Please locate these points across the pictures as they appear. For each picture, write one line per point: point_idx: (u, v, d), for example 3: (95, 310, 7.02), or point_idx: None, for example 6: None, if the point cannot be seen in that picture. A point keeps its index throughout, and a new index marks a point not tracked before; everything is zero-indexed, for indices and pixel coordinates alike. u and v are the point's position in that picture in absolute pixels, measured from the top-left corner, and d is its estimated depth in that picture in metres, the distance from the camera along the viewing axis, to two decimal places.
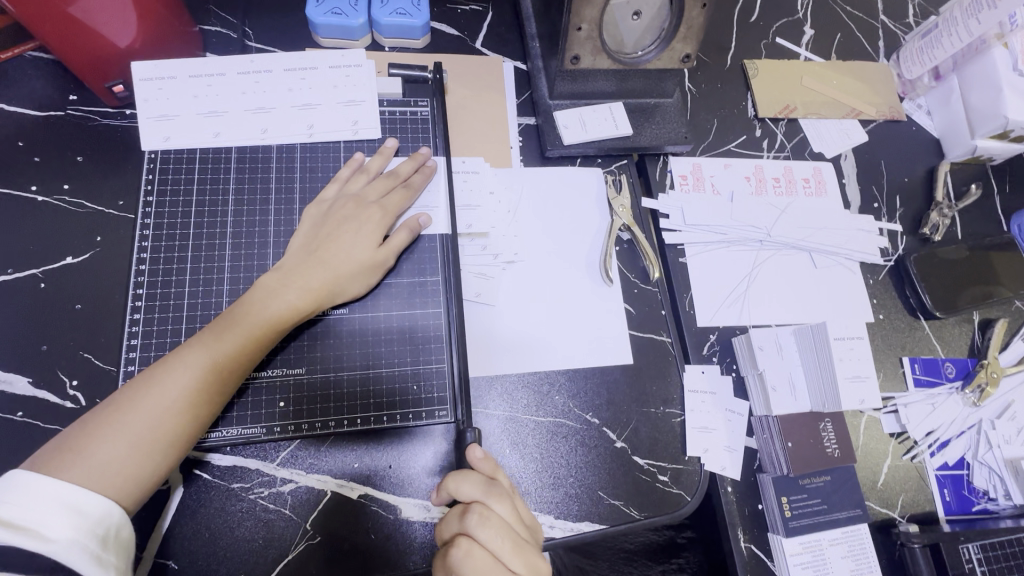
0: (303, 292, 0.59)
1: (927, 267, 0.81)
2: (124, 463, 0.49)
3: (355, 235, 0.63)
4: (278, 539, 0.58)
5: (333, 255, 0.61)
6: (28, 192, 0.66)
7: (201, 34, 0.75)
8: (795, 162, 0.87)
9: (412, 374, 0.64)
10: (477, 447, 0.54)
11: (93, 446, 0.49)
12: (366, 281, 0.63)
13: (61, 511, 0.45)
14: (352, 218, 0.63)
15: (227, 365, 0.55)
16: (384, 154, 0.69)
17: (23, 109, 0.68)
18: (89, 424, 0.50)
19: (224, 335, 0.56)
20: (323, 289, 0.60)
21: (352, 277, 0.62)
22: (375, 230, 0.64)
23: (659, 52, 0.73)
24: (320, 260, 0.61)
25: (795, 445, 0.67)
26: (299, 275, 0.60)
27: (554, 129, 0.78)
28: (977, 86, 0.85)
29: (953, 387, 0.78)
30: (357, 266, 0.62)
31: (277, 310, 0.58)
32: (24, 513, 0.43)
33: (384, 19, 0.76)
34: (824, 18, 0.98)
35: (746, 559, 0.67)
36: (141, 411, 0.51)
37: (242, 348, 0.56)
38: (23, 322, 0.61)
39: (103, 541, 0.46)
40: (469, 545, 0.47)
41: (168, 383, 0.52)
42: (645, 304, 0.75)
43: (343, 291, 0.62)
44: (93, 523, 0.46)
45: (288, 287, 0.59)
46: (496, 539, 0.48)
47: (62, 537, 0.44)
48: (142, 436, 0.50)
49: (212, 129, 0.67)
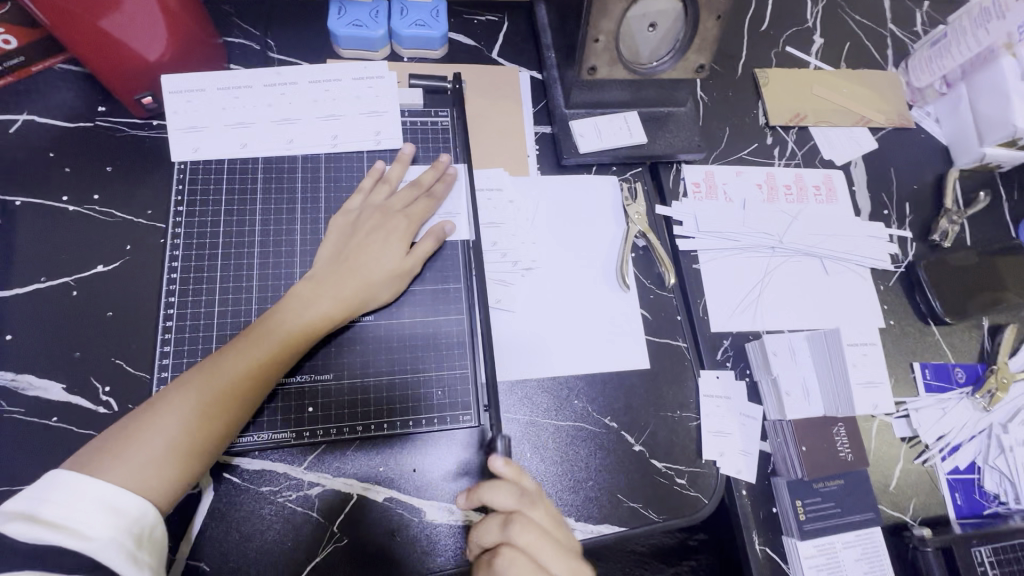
0: (335, 301, 0.61)
1: (937, 273, 0.82)
2: (160, 464, 0.50)
3: (384, 247, 0.64)
4: (306, 540, 0.60)
5: (364, 263, 0.63)
6: (60, 202, 0.67)
7: (225, 46, 0.77)
8: (806, 170, 0.88)
9: (436, 380, 0.66)
10: (498, 457, 0.52)
11: (131, 447, 0.50)
12: (393, 288, 0.65)
13: (100, 511, 0.46)
14: (381, 230, 0.65)
15: (260, 371, 0.57)
16: (405, 164, 0.70)
17: (53, 121, 0.70)
18: (127, 427, 0.52)
19: (258, 342, 0.57)
20: (353, 299, 0.62)
21: (380, 284, 0.63)
22: (401, 240, 0.65)
23: (673, 63, 0.75)
24: (350, 268, 0.63)
25: (810, 449, 0.68)
26: (330, 283, 0.61)
27: (570, 138, 0.79)
28: (985, 95, 0.86)
29: (964, 391, 0.79)
30: (386, 273, 0.64)
31: (309, 319, 0.60)
32: (64, 513, 0.45)
33: (404, 30, 0.77)
34: (833, 27, 0.99)
35: (762, 562, 0.68)
36: (177, 414, 0.52)
37: (275, 355, 0.58)
38: (57, 328, 0.62)
39: (138, 540, 0.47)
40: (512, 554, 0.50)
41: (204, 388, 0.54)
42: (660, 310, 0.76)
43: (372, 300, 0.63)
44: (129, 522, 0.47)
45: (321, 296, 0.61)
46: (538, 545, 0.51)
47: (101, 535, 0.45)
48: (177, 438, 0.51)
49: (238, 140, 0.69)
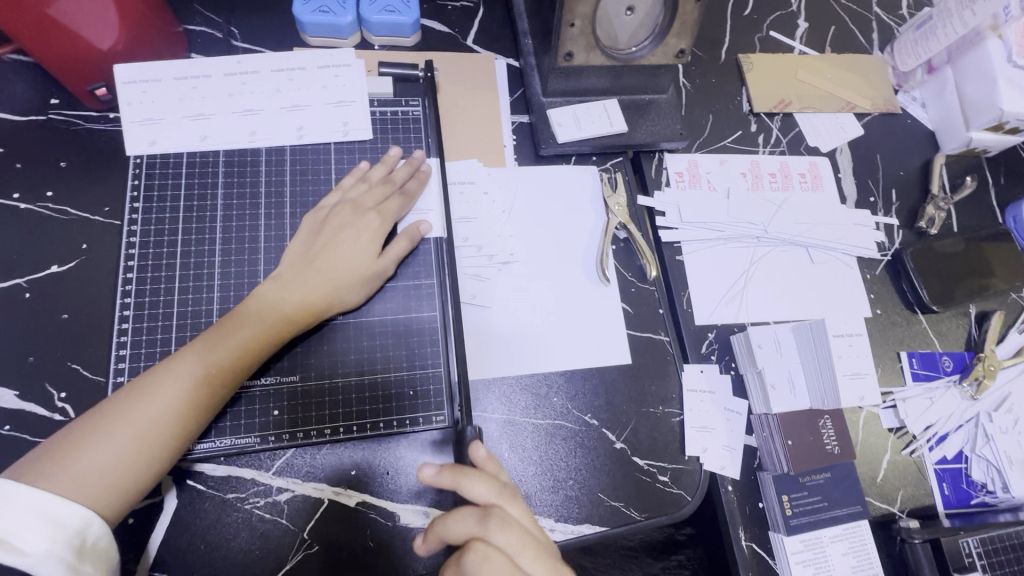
0: (303, 302, 0.59)
1: (923, 260, 0.81)
2: (113, 468, 0.48)
3: (355, 241, 0.62)
4: (275, 549, 0.58)
5: (330, 261, 0.61)
6: (11, 200, 0.64)
7: (186, 35, 0.74)
8: (791, 157, 0.86)
9: (408, 380, 0.63)
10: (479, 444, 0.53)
11: (83, 451, 0.48)
12: (365, 290, 0.62)
13: (41, 524, 0.43)
14: (352, 222, 0.63)
15: (225, 368, 0.54)
16: (385, 163, 0.67)
17: (3, 114, 0.67)
18: (75, 433, 0.49)
19: (225, 338, 0.55)
20: (325, 298, 0.60)
21: (351, 285, 0.61)
22: (372, 238, 0.63)
23: (652, 49, 0.73)
24: (317, 269, 0.60)
25: (795, 443, 0.66)
26: (297, 283, 0.59)
27: (548, 127, 0.77)
28: (971, 79, 0.84)
29: (951, 380, 0.78)
30: (356, 274, 0.61)
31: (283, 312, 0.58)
32: (1, 524, 0.42)
33: (373, 17, 0.74)
34: (818, 10, 0.97)
35: (747, 558, 0.67)
36: (133, 416, 0.50)
37: (243, 352, 0.55)
38: (9, 333, 0.59)
39: (79, 552, 0.44)
40: (486, 550, 0.46)
41: (163, 388, 0.52)
42: (643, 303, 0.74)
43: (344, 301, 0.61)
44: (71, 534, 0.44)
45: (287, 296, 0.58)
46: (515, 544, 0.47)
47: (38, 549, 0.42)
48: (133, 441, 0.49)
49: (198, 133, 0.66)
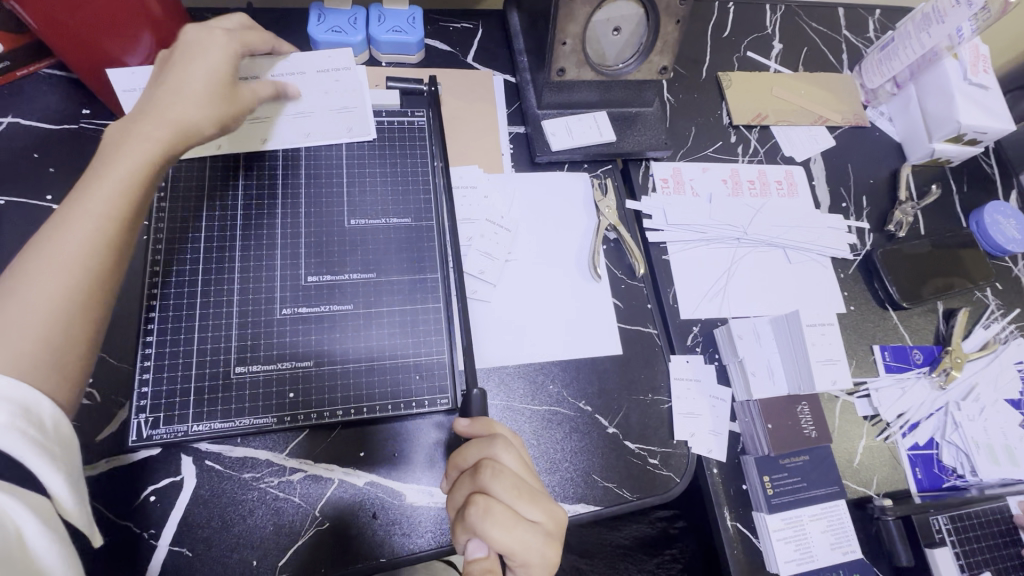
0: (144, 141, 0.56)
1: (892, 261, 0.87)
2: (30, 335, 0.47)
3: (205, 62, 0.61)
4: (288, 525, 0.61)
5: (175, 106, 0.58)
6: (44, 201, 0.69)
7: (207, 52, 0.80)
8: (768, 165, 0.93)
9: (414, 365, 0.68)
10: (461, 418, 0.57)
11: (0, 310, 0.46)
12: (218, 122, 0.61)
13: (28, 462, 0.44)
14: (198, 53, 0.61)
15: (110, 216, 0.52)
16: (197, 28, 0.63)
17: (37, 123, 0.72)
18: None
19: (90, 190, 0.52)
20: (166, 137, 0.57)
21: (195, 122, 0.59)
22: (226, 72, 0.62)
23: (637, 65, 0.79)
24: (161, 103, 0.58)
25: (775, 426, 0.71)
26: (142, 121, 0.57)
27: (543, 137, 0.83)
28: (933, 95, 0.92)
29: (921, 371, 0.83)
30: (200, 107, 0.59)
31: (126, 154, 0.55)
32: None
33: (381, 36, 0.81)
34: (792, 33, 1.05)
35: (733, 537, 0.70)
36: (31, 285, 0.48)
37: (124, 197, 0.53)
38: None
39: (39, 427, 0.44)
40: (486, 501, 0.49)
41: (72, 240, 0.50)
42: (632, 298, 0.79)
43: (196, 125, 0.59)
44: (25, 412, 0.43)
45: (123, 150, 0.55)
46: (510, 490, 0.50)
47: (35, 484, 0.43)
48: (43, 288, 0.48)
49: (213, 143, 0.71)
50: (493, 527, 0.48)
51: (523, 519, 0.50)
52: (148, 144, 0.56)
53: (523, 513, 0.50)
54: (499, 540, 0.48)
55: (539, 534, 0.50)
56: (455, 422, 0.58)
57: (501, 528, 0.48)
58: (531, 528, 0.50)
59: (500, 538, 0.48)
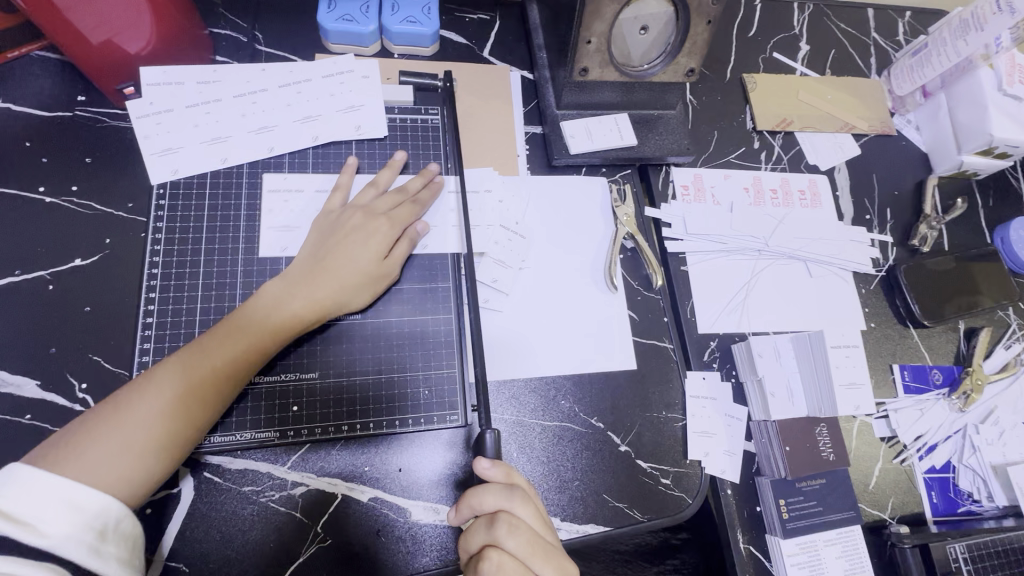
0: (309, 300, 0.60)
1: (915, 277, 0.84)
2: (127, 456, 0.49)
3: (366, 241, 0.63)
4: (288, 542, 0.59)
5: (342, 265, 0.62)
6: (36, 193, 0.65)
7: (211, 38, 0.75)
8: (791, 174, 0.89)
9: (423, 379, 0.66)
10: (483, 457, 0.53)
11: (107, 435, 0.49)
12: (371, 295, 0.64)
13: (60, 507, 0.44)
14: (364, 227, 0.64)
15: (225, 371, 0.55)
16: (342, 189, 0.67)
17: (29, 109, 0.68)
18: (93, 417, 0.50)
19: (228, 342, 0.56)
20: (327, 301, 0.61)
21: (358, 288, 0.63)
22: (381, 241, 0.64)
23: (663, 66, 0.75)
24: (328, 270, 0.61)
25: (792, 448, 0.69)
26: (306, 284, 0.60)
27: (561, 138, 0.79)
28: (963, 104, 0.88)
29: (941, 393, 0.81)
30: (366, 280, 0.63)
31: (271, 322, 0.58)
32: (21, 506, 0.43)
33: (395, 26, 0.76)
34: (819, 34, 1.01)
35: (745, 560, 0.69)
36: (143, 409, 0.51)
37: (241, 353, 0.56)
38: (31, 325, 0.60)
39: (100, 534, 0.45)
40: (500, 557, 0.48)
41: (169, 383, 0.53)
42: (648, 310, 0.76)
43: (348, 305, 0.62)
44: (91, 516, 0.45)
45: (294, 296, 0.60)
46: (525, 546, 0.49)
47: (58, 532, 0.43)
48: (145, 429, 0.50)
49: (218, 154, 0.67)
50: None
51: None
52: (291, 312, 0.59)
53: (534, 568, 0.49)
54: None
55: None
56: (476, 459, 0.54)
57: None
58: None
59: None
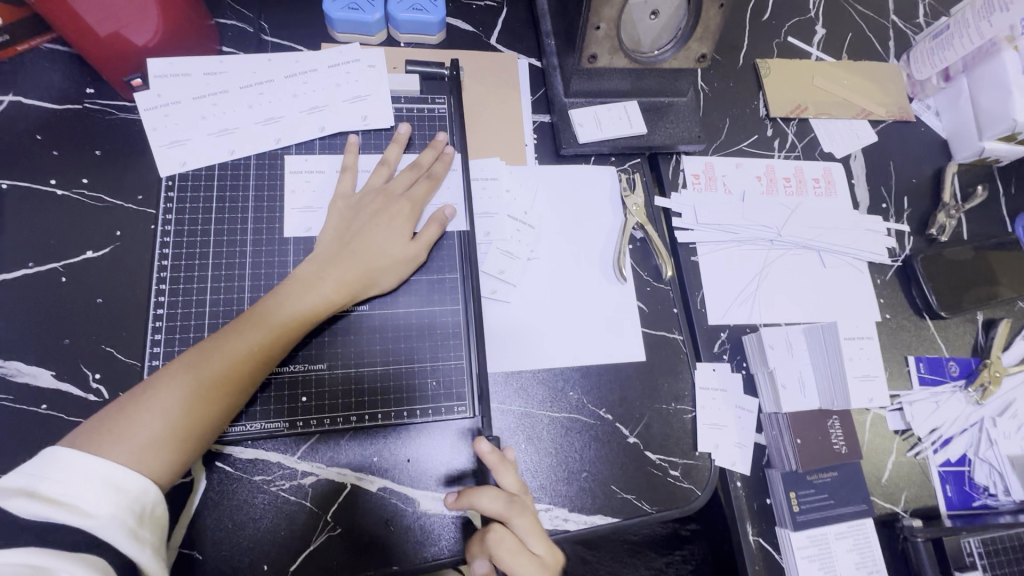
0: (336, 285, 0.60)
1: (932, 268, 0.82)
2: (166, 438, 0.49)
3: (387, 229, 0.64)
4: (299, 530, 0.60)
5: (360, 250, 0.62)
6: (48, 186, 0.66)
7: (217, 29, 0.75)
8: (806, 162, 0.88)
9: (430, 370, 0.65)
10: (484, 439, 0.53)
11: (145, 419, 0.49)
12: (398, 275, 0.64)
13: (102, 488, 0.44)
14: (379, 214, 0.64)
15: (260, 354, 0.55)
16: (350, 170, 0.67)
17: (40, 102, 0.68)
18: (129, 402, 0.50)
19: (260, 325, 0.56)
20: (355, 285, 0.61)
21: (383, 270, 0.63)
22: (404, 224, 0.65)
23: (674, 52, 0.74)
24: (349, 254, 0.62)
25: (804, 441, 0.68)
26: (332, 267, 0.61)
27: (569, 127, 0.78)
28: (985, 88, 0.85)
29: (957, 385, 0.80)
30: (389, 260, 0.63)
31: (303, 306, 0.58)
32: (64, 489, 0.43)
33: (401, 15, 0.76)
34: (836, 17, 0.98)
35: (754, 552, 0.69)
36: (179, 394, 0.51)
37: (276, 336, 0.57)
38: (46, 316, 0.61)
39: (139, 517, 0.46)
40: (502, 533, 0.52)
41: (205, 367, 0.53)
42: (657, 301, 0.76)
43: (374, 287, 0.63)
44: (132, 499, 0.46)
45: (323, 280, 0.60)
46: (528, 525, 0.53)
47: (103, 512, 0.44)
48: (181, 412, 0.50)
49: (225, 146, 0.67)
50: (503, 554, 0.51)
51: (530, 555, 0.52)
52: (323, 295, 0.59)
53: (521, 555, 0.52)
54: (507, 570, 0.51)
55: (537, 568, 0.52)
56: (476, 440, 0.54)
57: (509, 557, 0.51)
58: (537, 563, 0.52)
59: (508, 569, 0.51)
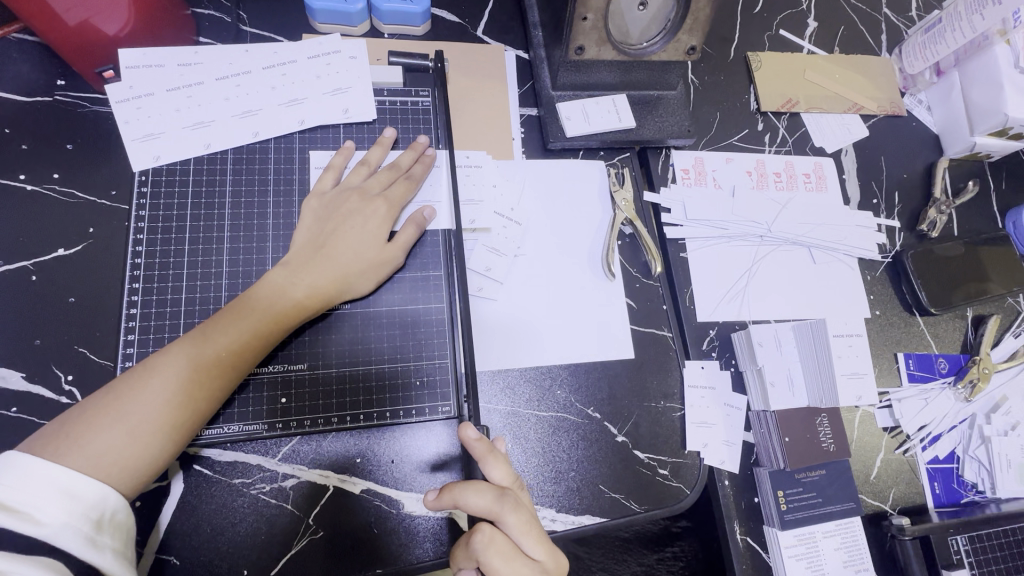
0: (312, 288, 0.59)
1: (923, 264, 0.82)
2: (133, 447, 0.48)
3: (366, 228, 0.62)
4: (280, 533, 0.58)
5: (340, 250, 0.61)
6: (17, 181, 0.64)
7: (193, 18, 0.72)
8: (796, 157, 0.87)
9: (414, 369, 0.64)
10: (471, 426, 0.52)
11: (109, 424, 0.48)
12: (376, 279, 0.63)
13: (56, 496, 0.42)
14: (360, 211, 0.63)
15: (232, 358, 0.54)
16: (335, 170, 0.65)
17: (8, 94, 0.66)
18: (94, 405, 0.49)
19: (232, 329, 0.55)
20: (332, 289, 0.60)
21: (363, 273, 0.61)
22: (382, 224, 0.63)
23: (664, 45, 0.72)
24: (327, 256, 0.60)
25: (792, 440, 0.68)
26: (307, 271, 0.59)
27: (557, 121, 0.76)
28: (978, 82, 0.84)
29: (946, 381, 0.79)
30: (368, 263, 0.62)
31: (277, 311, 0.57)
32: (15, 495, 0.41)
33: (384, 5, 0.73)
34: (828, 10, 0.97)
35: (743, 551, 0.68)
36: (146, 398, 0.49)
37: (250, 340, 0.55)
38: (16, 316, 0.59)
39: (96, 525, 0.44)
40: (492, 532, 0.49)
41: (174, 372, 0.51)
42: (646, 299, 0.75)
43: (353, 289, 0.61)
44: (87, 506, 0.44)
45: (299, 284, 0.58)
46: (522, 525, 0.50)
47: (55, 520, 0.42)
48: (149, 419, 0.49)
49: (202, 140, 0.65)
50: (495, 557, 0.48)
51: (525, 558, 0.49)
52: (299, 297, 0.58)
53: (515, 558, 0.49)
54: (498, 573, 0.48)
55: (533, 572, 0.49)
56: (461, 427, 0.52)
57: (501, 559, 0.48)
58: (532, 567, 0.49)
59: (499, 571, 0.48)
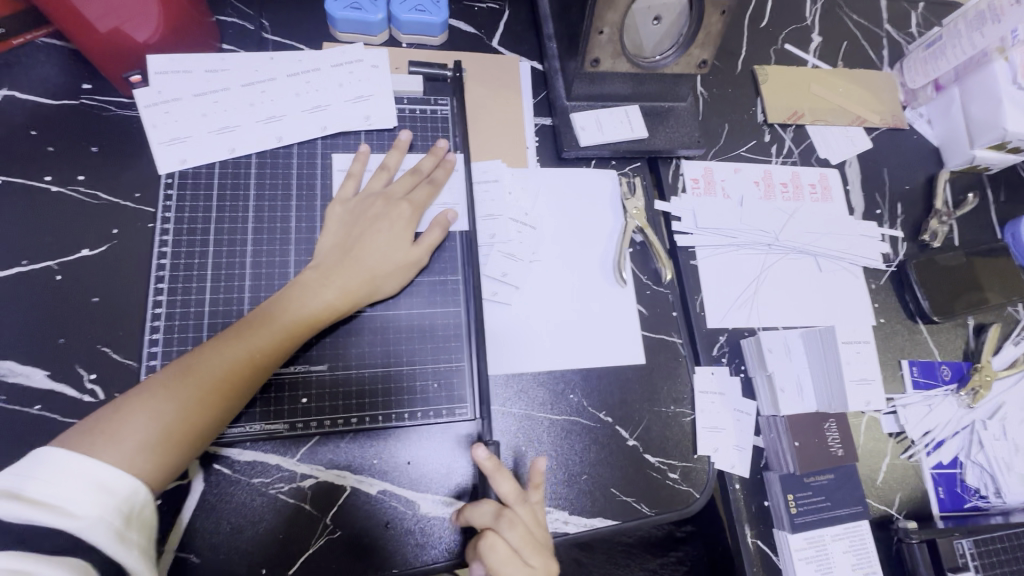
0: (340, 289, 0.60)
1: (925, 273, 0.84)
2: (163, 442, 0.49)
3: (388, 232, 0.63)
4: (298, 532, 0.59)
5: (365, 253, 0.62)
6: (42, 182, 0.64)
7: (217, 26, 0.74)
8: (802, 168, 0.89)
9: (432, 372, 0.65)
10: (480, 446, 0.57)
11: (140, 418, 0.48)
12: (400, 280, 0.64)
13: (89, 489, 0.43)
14: (383, 216, 0.64)
15: (260, 357, 0.55)
16: (356, 176, 0.67)
17: (35, 97, 0.67)
18: (127, 399, 0.50)
19: (262, 328, 0.56)
20: (360, 290, 0.61)
21: (388, 274, 0.63)
22: (403, 228, 0.64)
23: (676, 58, 0.74)
24: (353, 259, 0.61)
25: (802, 444, 0.69)
26: (335, 274, 0.60)
27: (571, 130, 0.78)
28: (977, 97, 0.87)
29: (949, 389, 0.81)
30: (391, 266, 0.63)
31: (305, 312, 0.58)
32: (49, 490, 0.42)
33: (404, 15, 0.75)
34: (832, 26, 1.00)
35: (753, 554, 0.69)
36: (178, 393, 0.50)
37: (278, 340, 0.56)
38: (40, 315, 0.60)
39: (126, 519, 0.44)
40: (494, 540, 0.54)
41: (205, 369, 0.52)
42: (656, 305, 0.76)
43: (379, 291, 0.62)
44: (120, 500, 0.44)
45: (327, 286, 0.59)
46: (521, 539, 0.54)
47: (89, 513, 0.42)
48: (179, 413, 0.50)
49: (226, 144, 0.66)
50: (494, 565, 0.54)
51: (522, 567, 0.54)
52: (326, 298, 0.59)
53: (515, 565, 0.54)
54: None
55: None
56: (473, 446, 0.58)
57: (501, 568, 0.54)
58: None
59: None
